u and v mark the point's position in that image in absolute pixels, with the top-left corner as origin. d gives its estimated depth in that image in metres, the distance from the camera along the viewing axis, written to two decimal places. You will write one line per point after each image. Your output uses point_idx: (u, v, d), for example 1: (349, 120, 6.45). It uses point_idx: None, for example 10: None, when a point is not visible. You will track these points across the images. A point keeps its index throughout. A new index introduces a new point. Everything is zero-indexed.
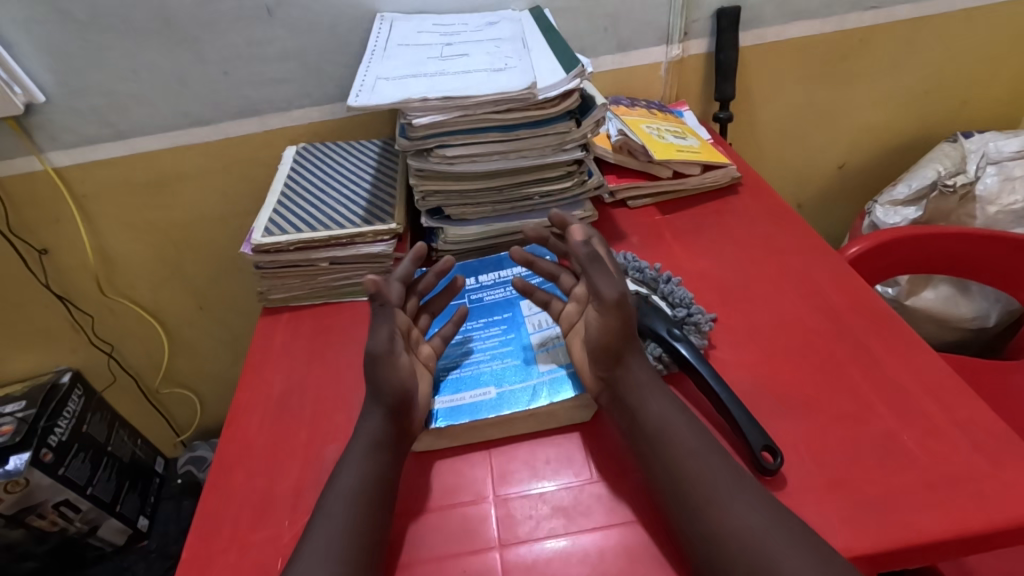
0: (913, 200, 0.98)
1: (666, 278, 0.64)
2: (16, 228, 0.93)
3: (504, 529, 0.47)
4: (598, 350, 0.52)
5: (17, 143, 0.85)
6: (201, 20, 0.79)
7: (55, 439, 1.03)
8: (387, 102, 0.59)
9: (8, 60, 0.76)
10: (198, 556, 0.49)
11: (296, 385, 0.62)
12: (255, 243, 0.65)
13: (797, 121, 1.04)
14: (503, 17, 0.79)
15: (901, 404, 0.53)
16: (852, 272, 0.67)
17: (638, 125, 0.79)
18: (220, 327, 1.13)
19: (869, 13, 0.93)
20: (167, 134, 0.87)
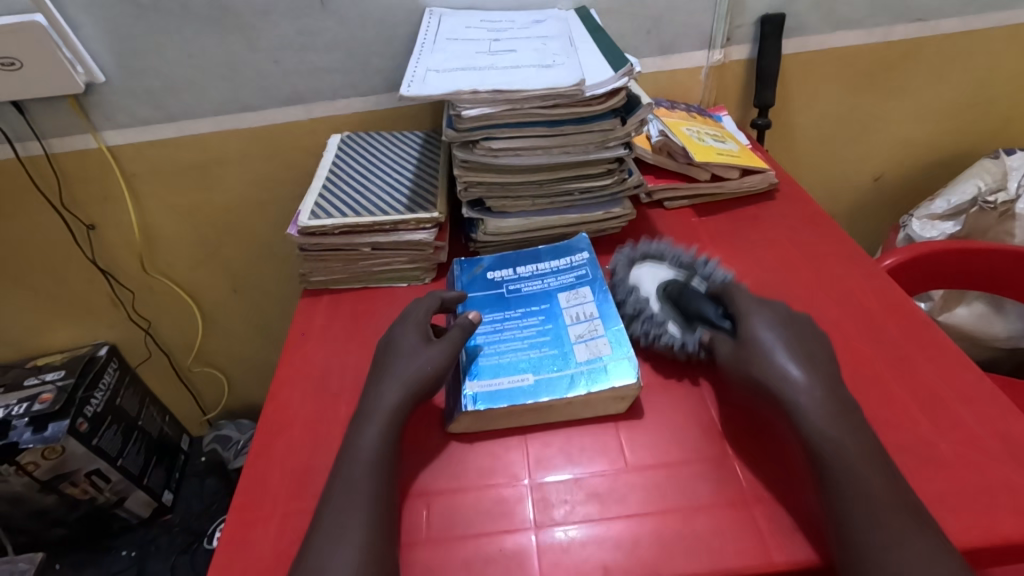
0: (952, 215, 0.97)
1: (703, 261, 0.64)
2: (67, 203, 0.96)
3: (539, 511, 0.48)
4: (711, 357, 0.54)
5: (74, 122, 0.88)
6: (256, 9, 0.81)
7: (91, 410, 1.07)
8: (438, 92, 0.60)
9: (73, 41, 0.79)
10: (242, 522, 0.51)
11: (335, 364, 0.64)
12: (302, 225, 0.67)
13: (835, 131, 1.03)
14: (549, 15, 0.80)
15: (938, 413, 0.53)
16: (890, 281, 0.66)
17: (678, 127, 0.79)
18: (253, 309, 1.15)
19: (914, 25, 0.93)
20: (216, 118, 0.90)
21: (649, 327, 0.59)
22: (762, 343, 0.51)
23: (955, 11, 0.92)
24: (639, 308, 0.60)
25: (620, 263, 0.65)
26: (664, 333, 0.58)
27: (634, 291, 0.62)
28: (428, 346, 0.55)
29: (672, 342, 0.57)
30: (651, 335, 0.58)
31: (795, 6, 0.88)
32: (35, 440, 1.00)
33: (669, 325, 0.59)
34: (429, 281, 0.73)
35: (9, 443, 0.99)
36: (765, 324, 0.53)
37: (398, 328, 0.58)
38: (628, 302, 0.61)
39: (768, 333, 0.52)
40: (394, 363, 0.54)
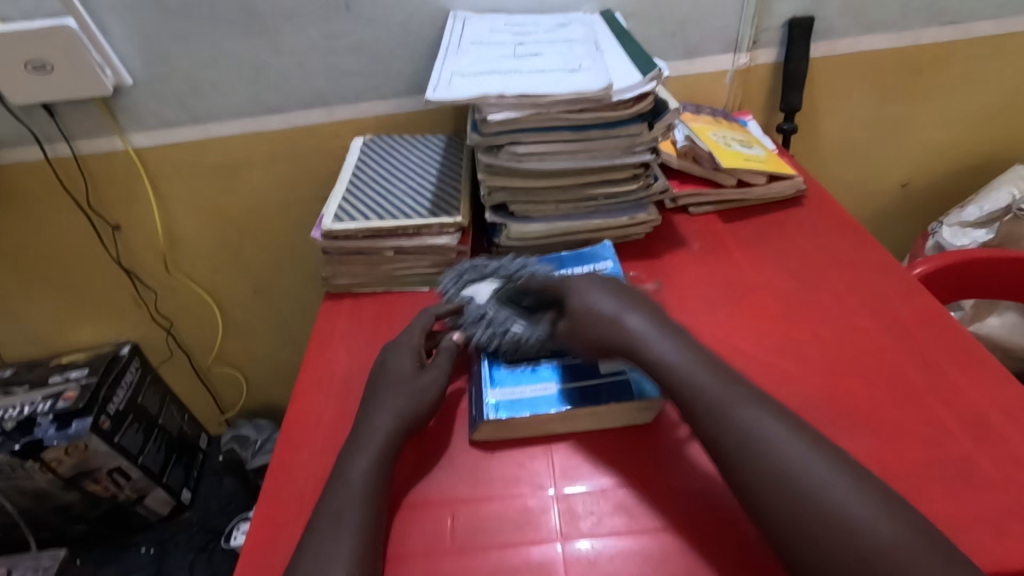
0: (984, 222, 0.95)
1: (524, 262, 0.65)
2: (93, 204, 0.97)
3: (564, 522, 0.48)
4: (594, 344, 0.53)
5: (102, 124, 0.89)
6: (282, 12, 0.82)
7: (113, 408, 1.08)
8: (464, 96, 0.60)
9: (102, 44, 0.81)
10: (266, 527, 0.51)
11: (358, 368, 0.64)
12: (325, 228, 0.67)
13: (861, 136, 1.02)
14: (574, 19, 0.80)
15: (978, 428, 0.51)
16: (924, 291, 0.65)
17: (704, 132, 0.78)
18: (273, 311, 1.16)
19: (947, 28, 0.91)
20: (240, 121, 0.91)
21: (494, 333, 0.57)
22: (599, 310, 0.53)
23: (989, 14, 0.90)
24: (482, 313, 0.59)
25: (451, 285, 0.64)
26: (510, 330, 0.57)
27: (473, 303, 0.61)
28: (422, 373, 0.55)
29: (518, 335, 0.57)
30: (500, 336, 0.57)
31: (825, 9, 0.87)
32: (59, 437, 1.01)
33: (511, 324, 0.57)
34: None
35: (34, 440, 1.00)
36: (591, 289, 0.55)
37: (392, 354, 0.58)
38: (467, 318, 0.60)
39: (602, 302, 0.53)
40: (387, 396, 0.54)
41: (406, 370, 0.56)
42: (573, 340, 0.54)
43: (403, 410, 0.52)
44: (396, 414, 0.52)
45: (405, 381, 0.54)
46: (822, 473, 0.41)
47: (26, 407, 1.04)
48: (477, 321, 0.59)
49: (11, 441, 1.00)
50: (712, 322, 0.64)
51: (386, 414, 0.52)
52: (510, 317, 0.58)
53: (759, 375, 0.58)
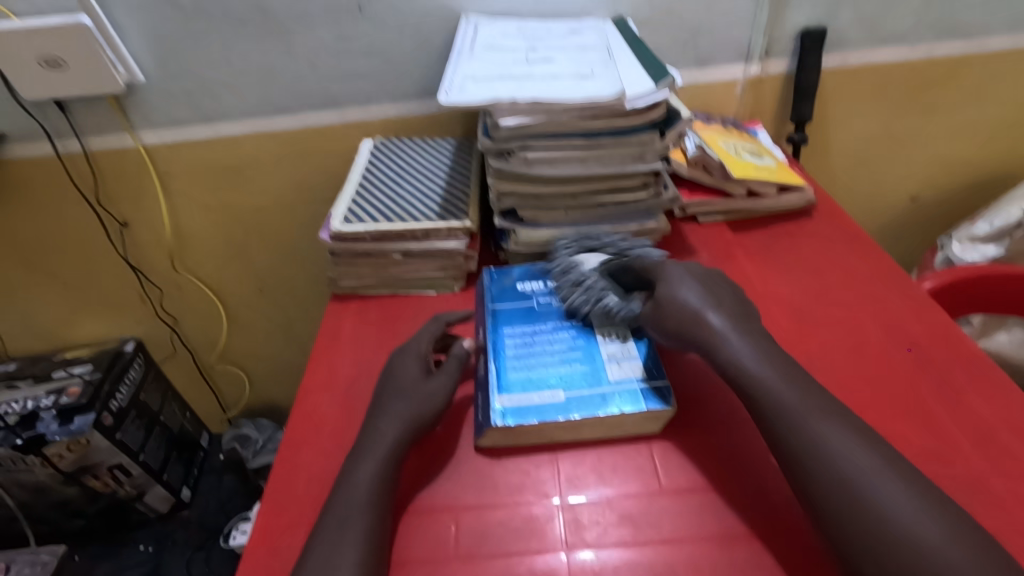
0: (994, 237, 0.94)
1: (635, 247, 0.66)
2: (103, 201, 0.98)
3: (570, 532, 0.47)
4: (675, 317, 0.53)
5: (113, 120, 0.89)
6: (295, 13, 0.82)
7: (116, 404, 1.08)
8: (477, 100, 0.60)
9: (116, 42, 0.81)
10: (268, 528, 0.50)
11: (364, 370, 0.63)
12: (334, 230, 0.66)
13: (871, 147, 1.01)
14: (587, 26, 0.80)
15: (988, 446, 0.51)
16: (934, 305, 0.64)
17: (715, 142, 0.78)
18: (277, 310, 1.16)
19: (959, 42, 0.90)
20: (250, 120, 0.91)
21: (589, 297, 0.60)
22: (684, 303, 0.53)
23: (1002, 29, 0.90)
24: (581, 278, 0.62)
25: (565, 245, 0.68)
26: (603, 300, 0.59)
27: (575, 267, 0.64)
28: (430, 378, 0.55)
29: (609, 307, 0.58)
30: (590, 302, 0.59)
31: (838, 20, 0.87)
32: (62, 432, 1.01)
33: (605, 297, 0.60)
34: (458, 290, 0.72)
35: (37, 434, 1.00)
36: (680, 278, 0.56)
37: (398, 359, 0.58)
38: (568, 276, 0.63)
39: (687, 294, 0.54)
40: (392, 400, 0.53)
41: (411, 375, 0.55)
42: (658, 309, 0.55)
43: (408, 415, 0.52)
44: (402, 419, 0.51)
45: (410, 387, 0.54)
46: None
47: (29, 402, 1.04)
48: (573, 285, 0.62)
49: (13, 436, 1.00)
50: None
51: (392, 419, 0.51)
52: (608, 289, 0.61)
53: None
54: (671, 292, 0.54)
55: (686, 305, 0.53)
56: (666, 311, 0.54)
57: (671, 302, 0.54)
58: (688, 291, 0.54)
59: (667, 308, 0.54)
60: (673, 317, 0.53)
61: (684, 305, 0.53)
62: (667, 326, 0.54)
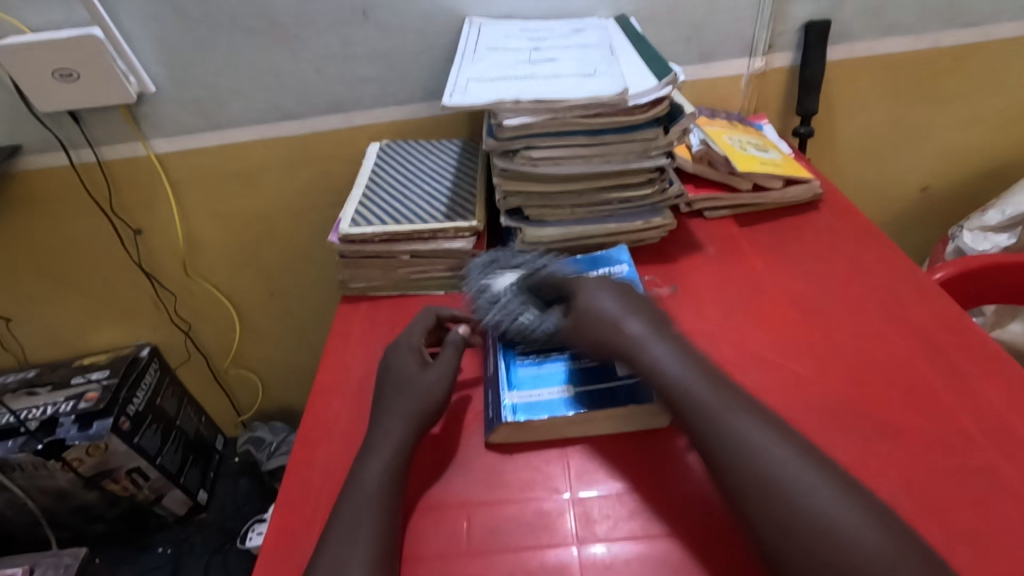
0: (1006, 226, 0.93)
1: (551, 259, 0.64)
2: (116, 209, 0.99)
3: (580, 526, 0.48)
4: (591, 327, 0.53)
5: (126, 130, 0.91)
6: (302, 20, 0.83)
7: (133, 409, 1.09)
8: (481, 101, 0.60)
9: (127, 53, 0.82)
10: (285, 526, 0.51)
11: (375, 370, 0.64)
12: (342, 232, 0.67)
13: (879, 139, 1.01)
14: (589, 24, 0.80)
15: (1000, 435, 0.50)
16: (945, 295, 0.64)
17: (720, 137, 0.78)
18: (288, 313, 1.17)
19: (966, 30, 0.90)
20: (259, 127, 0.92)
21: (504, 316, 0.59)
22: (600, 310, 0.53)
23: (1010, 16, 0.89)
24: (495, 297, 0.61)
25: (479, 267, 0.65)
26: (520, 317, 0.58)
27: (490, 286, 0.62)
28: (428, 370, 0.56)
29: (524, 326, 0.58)
30: (509, 321, 0.58)
31: (842, 12, 0.86)
32: (81, 437, 1.02)
33: (523, 313, 0.59)
34: None
35: (57, 439, 1.02)
36: (597, 291, 0.55)
37: (399, 355, 0.58)
38: (483, 296, 0.61)
39: (605, 302, 0.54)
40: (404, 398, 0.54)
41: (409, 369, 0.56)
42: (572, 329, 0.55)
43: (421, 413, 0.52)
44: (416, 417, 0.52)
45: (410, 380, 0.55)
46: (842, 483, 0.40)
47: (49, 408, 1.06)
48: (488, 305, 0.61)
49: (34, 441, 1.02)
50: (728, 325, 0.64)
51: (405, 417, 0.52)
52: (525, 306, 0.59)
53: (775, 380, 0.57)
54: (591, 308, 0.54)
55: (608, 307, 0.53)
56: (580, 325, 0.54)
57: (604, 319, 0.53)
58: (610, 305, 0.54)
59: (589, 323, 0.54)
60: (594, 329, 0.53)
61: (606, 309, 0.53)
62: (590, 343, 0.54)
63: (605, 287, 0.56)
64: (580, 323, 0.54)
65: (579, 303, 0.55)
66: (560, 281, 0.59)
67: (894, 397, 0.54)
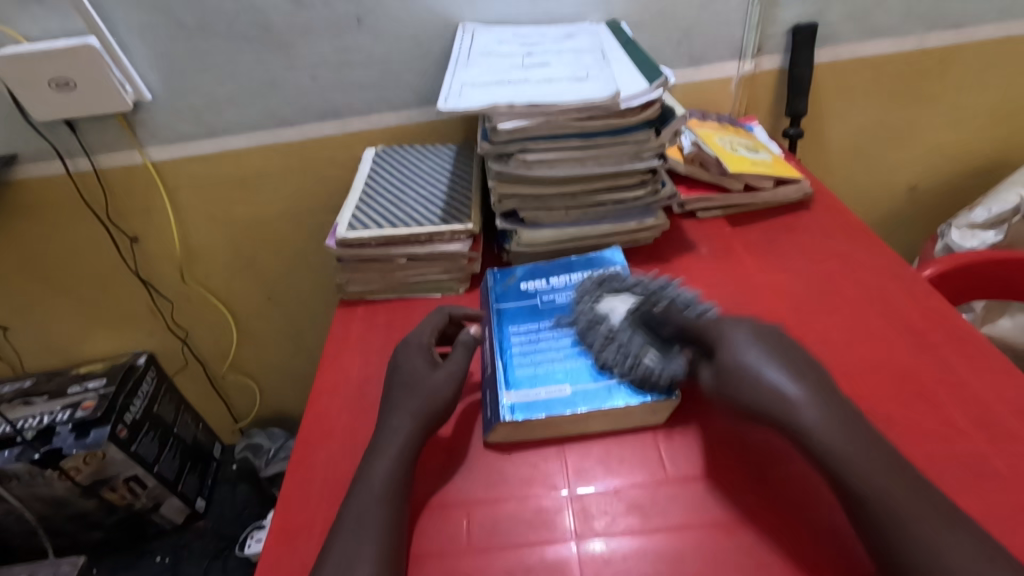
0: (993, 224, 0.95)
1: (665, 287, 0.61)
2: (113, 217, 1.00)
3: (578, 522, 0.48)
4: (739, 383, 0.48)
5: (122, 138, 0.91)
6: (297, 28, 0.84)
7: (130, 417, 1.09)
8: (475, 105, 0.61)
9: (123, 62, 0.83)
10: (286, 528, 0.52)
11: (373, 373, 0.65)
12: (340, 236, 0.68)
13: (868, 139, 1.02)
14: (581, 29, 0.81)
15: (988, 426, 0.51)
16: (932, 291, 0.65)
17: (711, 138, 0.79)
18: (286, 319, 1.18)
19: (951, 32, 0.91)
20: (255, 134, 0.93)
21: (623, 352, 0.55)
22: (762, 376, 0.47)
23: (993, 18, 0.91)
24: (611, 329, 0.57)
25: (586, 295, 0.63)
26: (641, 361, 0.54)
27: (605, 318, 0.59)
28: (436, 369, 0.56)
29: (648, 370, 0.53)
30: (628, 362, 0.54)
31: (829, 15, 0.88)
32: (78, 446, 1.02)
33: (643, 354, 0.55)
34: (463, 292, 0.73)
35: (54, 448, 1.01)
36: (744, 343, 0.50)
37: (406, 355, 0.59)
38: (600, 326, 0.58)
39: (760, 362, 0.48)
40: (404, 399, 0.54)
41: (417, 368, 0.57)
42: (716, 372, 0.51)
43: (421, 413, 0.53)
44: (415, 417, 0.52)
45: (418, 380, 0.55)
46: None
47: (46, 417, 1.06)
48: (603, 337, 0.57)
49: (31, 450, 1.02)
50: None
51: (404, 417, 0.53)
52: (643, 344, 0.56)
53: None
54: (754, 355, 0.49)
55: (761, 357, 0.49)
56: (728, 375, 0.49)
57: (769, 378, 0.47)
58: (771, 355, 0.49)
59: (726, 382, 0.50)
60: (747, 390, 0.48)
61: (758, 362, 0.48)
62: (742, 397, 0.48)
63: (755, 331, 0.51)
64: (730, 375, 0.49)
65: (727, 344, 0.51)
66: (691, 326, 0.55)
67: (883, 391, 0.55)
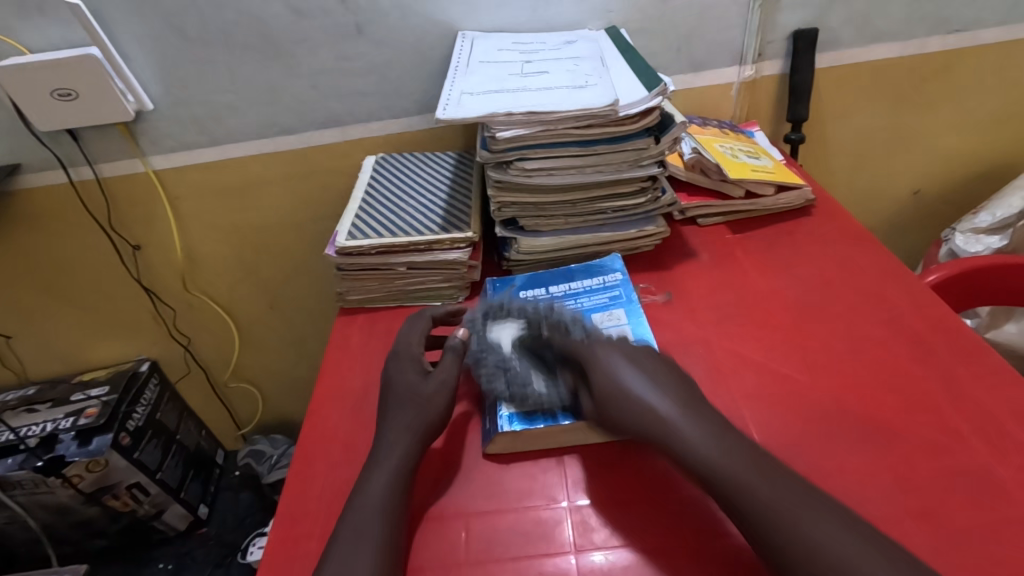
0: (998, 228, 0.94)
1: (550, 310, 0.58)
2: (115, 225, 1.00)
3: (579, 534, 0.48)
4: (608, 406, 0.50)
5: (124, 147, 0.92)
6: (297, 37, 0.84)
7: (133, 424, 1.09)
8: (474, 114, 0.61)
9: (124, 72, 0.83)
10: (284, 541, 0.51)
11: (373, 383, 0.65)
12: (339, 245, 0.68)
13: (871, 143, 1.01)
14: (580, 36, 0.81)
15: (994, 436, 0.51)
16: (937, 298, 0.65)
17: (711, 144, 0.79)
18: (288, 327, 1.18)
19: (953, 36, 0.91)
20: (256, 142, 0.93)
21: (513, 388, 0.55)
22: (618, 387, 0.50)
23: (995, 22, 0.90)
24: (501, 365, 0.57)
25: (473, 324, 0.61)
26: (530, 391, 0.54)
27: (494, 348, 0.58)
28: (428, 380, 0.56)
29: (536, 399, 0.54)
30: (516, 398, 0.54)
31: (830, 19, 0.87)
32: (81, 453, 1.02)
33: (532, 382, 0.55)
34: (463, 300, 0.73)
35: (56, 456, 1.02)
36: (618, 364, 0.52)
37: (395, 364, 0.59)
38: (487, 362, 0.57)
39: (625, 375, 0.51)
40: (412, 413, 0.54)
41: (408, 381, 0.56)
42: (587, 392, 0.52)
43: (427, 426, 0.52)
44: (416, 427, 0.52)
45: (409, 391, 0.55)
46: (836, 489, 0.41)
47: (49, 424, 1.06)
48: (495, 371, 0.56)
49: (34, 458, 1.02)
50: (723, 331, 0.64)
51: (404, 428, 0.52)
52: (530, 374, 0.56)
53: (770, 385, 0.58)
54: (628, 371, 0.51)
55: (629, 381, 0.50)
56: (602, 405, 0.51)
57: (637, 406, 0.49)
58: (632, 380, 0.50)
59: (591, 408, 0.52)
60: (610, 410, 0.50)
61: (622, 377, 0.51)
62: (610, 424, 0.50)
63: (624, 355, 0.53)
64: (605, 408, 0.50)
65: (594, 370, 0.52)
66: (574, 348, 0.55)
67: (886, 400, 0.55)
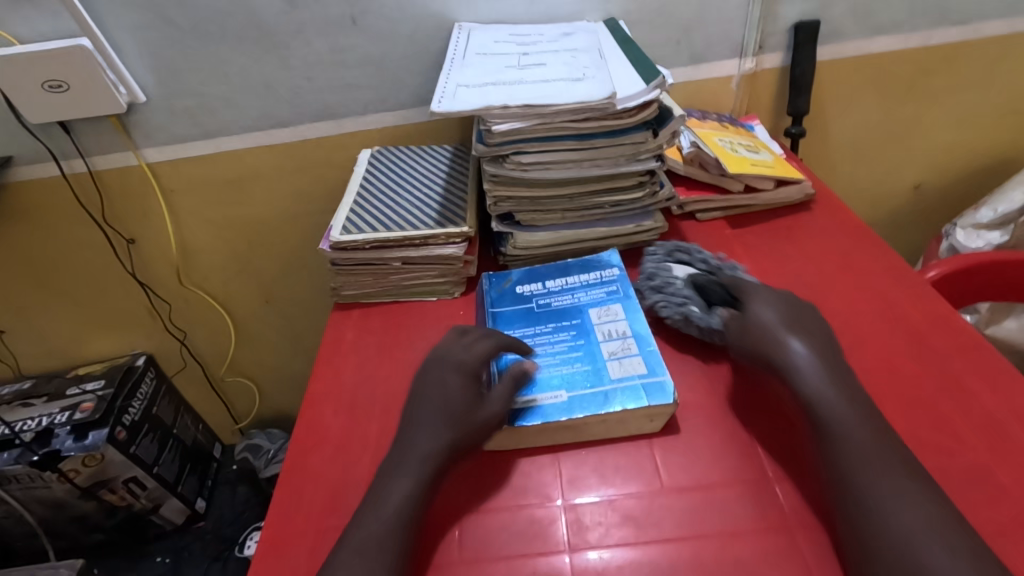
0: (999, 224, 0.93)
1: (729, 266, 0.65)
2: (109, 218, 0.99)
3: (573, 533, 0.48)
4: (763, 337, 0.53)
5: (117, 140, 0.91)
6: (291, 28, 0.83)
7: (129, 418, 1.09)
8: (469, 107, 0.60)
9: (116, 63, 0.82)
10: (276, 539, 0.51)
11: (366, 379, 0.64)
12: (334, 240, 0.67)
13: (872, 137, 1.00)
14: (578, 28, 0.80)
15: (992, 436, 0.50)
16: (937, 295, 0.64)
17: (711, 138, 0.78)
18: (285, 321, 1.17)
19: (956, 28, 0.90)
20: (250, 135, 0.92)
21: (671, 300, 0.61)
22: (761, 320, 0.54)
23: (998, 14, 0.89)
24: (666, 283, 0.64)
25: (650, 260, 0.67)
26: (687, 306, 0.61)
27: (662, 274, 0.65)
28: (484, 402, 0.52)
29: (688, 315, 0.60)
30: (675, 306, 0.61)
31: (831, 12, 0.86)
32: (76, 448, 1.02)
33: (691, 303, 0.61)
34: (459, 295, 0.73)
35: (52, 450, 1.01)
36: (764, 303, 0.56)
37: (437, 375, 0.54)
38: (657, 278, 0.64)
39: (766, 314, 0.55)
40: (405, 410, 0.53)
41: (447, 395, 0.52)
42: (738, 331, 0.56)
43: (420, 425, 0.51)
44: (410, 426, 0.51)
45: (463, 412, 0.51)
46: None
47: (45, 419, 1.05)
48: (654, 287, 0.64)
49: (30, 452, 1.02)
50: None
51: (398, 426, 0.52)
52: (691, 300, 0.61)
53: None
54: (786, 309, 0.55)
55: (771, 313, 0.55)
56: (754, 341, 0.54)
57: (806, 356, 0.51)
58: (782, 310, 0.55)
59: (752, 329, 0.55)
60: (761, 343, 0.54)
61: (763, 313, 0.55)
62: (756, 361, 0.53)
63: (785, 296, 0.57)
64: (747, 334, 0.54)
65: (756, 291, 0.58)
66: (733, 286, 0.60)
67: (885, 399, 0.54)
